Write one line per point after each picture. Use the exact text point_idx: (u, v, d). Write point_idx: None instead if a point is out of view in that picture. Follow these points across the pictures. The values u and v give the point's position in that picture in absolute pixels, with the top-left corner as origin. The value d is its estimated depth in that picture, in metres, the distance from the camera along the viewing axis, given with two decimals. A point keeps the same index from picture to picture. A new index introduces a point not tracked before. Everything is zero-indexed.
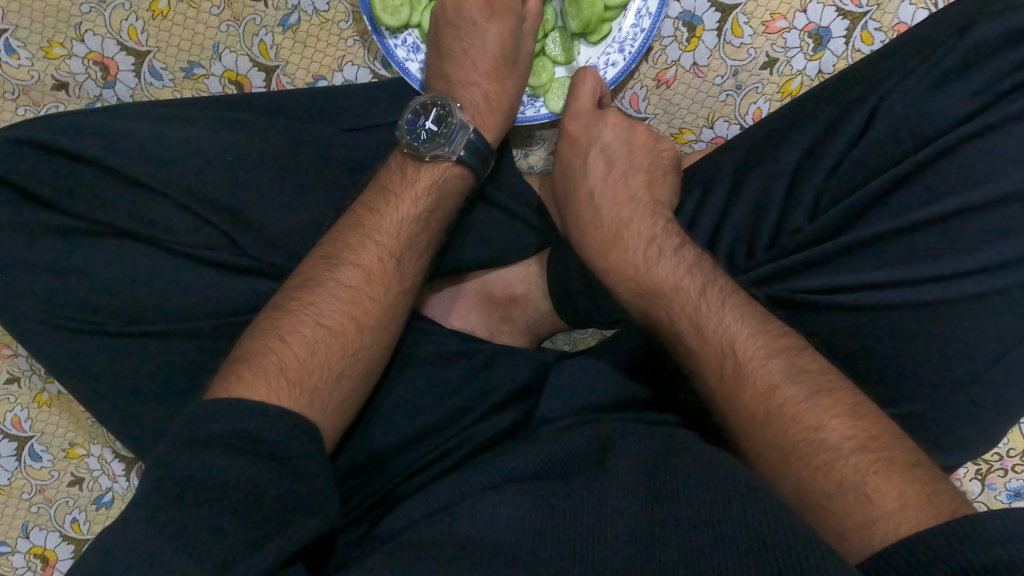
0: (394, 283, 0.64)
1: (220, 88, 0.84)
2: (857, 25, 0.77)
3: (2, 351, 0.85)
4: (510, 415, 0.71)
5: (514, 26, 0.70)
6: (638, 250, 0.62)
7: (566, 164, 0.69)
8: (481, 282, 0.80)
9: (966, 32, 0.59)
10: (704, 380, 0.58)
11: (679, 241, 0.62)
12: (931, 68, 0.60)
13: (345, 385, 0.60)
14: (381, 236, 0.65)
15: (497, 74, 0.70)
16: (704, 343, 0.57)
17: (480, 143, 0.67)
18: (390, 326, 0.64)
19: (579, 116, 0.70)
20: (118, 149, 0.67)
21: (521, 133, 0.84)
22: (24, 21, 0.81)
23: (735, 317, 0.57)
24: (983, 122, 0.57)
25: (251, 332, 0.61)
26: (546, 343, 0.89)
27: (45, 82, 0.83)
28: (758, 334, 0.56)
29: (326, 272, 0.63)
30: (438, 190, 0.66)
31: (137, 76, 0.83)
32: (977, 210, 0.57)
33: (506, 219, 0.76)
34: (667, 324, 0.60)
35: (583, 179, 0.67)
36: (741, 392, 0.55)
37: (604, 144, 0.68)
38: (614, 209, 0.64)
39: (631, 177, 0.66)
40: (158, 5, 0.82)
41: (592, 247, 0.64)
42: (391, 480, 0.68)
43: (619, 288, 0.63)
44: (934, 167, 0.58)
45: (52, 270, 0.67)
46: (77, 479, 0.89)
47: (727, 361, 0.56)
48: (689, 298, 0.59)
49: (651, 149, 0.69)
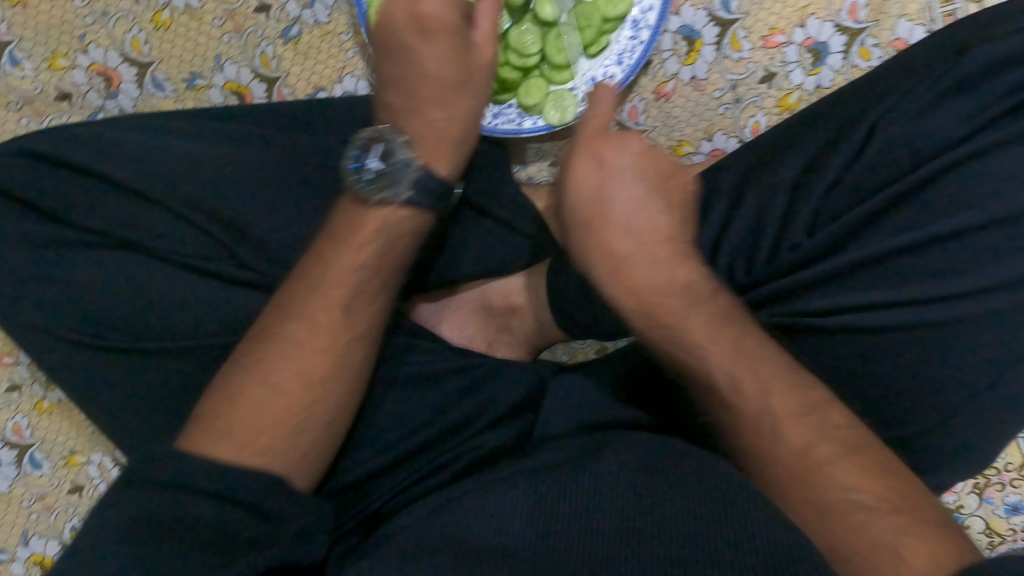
0: (344, 336, 0.60)
1: (222, 99, 0.85)
2: (855, 40, 0.77)
3: (4, 359, 0.85)
4: (508, 429, 0.71)
5: (455, 38, 0.62)
6: (676, 298, 0.56)
7: (591, 189, 0.58)
8: (480, 291, 0.80)
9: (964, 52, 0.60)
10: (736, 430, 0.56)
11: (711, 287, 0.58)
12: (927, 87, 0.60)
13: (301, 441, 0.58)
14: (325, 287, 0.60)
15: (443, 94, 0.62)
16: (741, 396, 0.56)
17: (432, 180, 0.61)
18: (344, 376, 0.61)
19: (604, 138, 0.59)
20: (123, 162, 0.69)
21: (521, 146, 0.84)
22: (29, 32, 0.82)
23: (770, 370, 0.56)
24: (980, 142, 0.58)
25: (216, 399, 0.58)
26: (545, 355, 0.89)
27: (49, 92, 0.83)
28: (790, 388, 0.56)
29: (278, 330, 0.60)
30: (385, 234, 0.61)
31: (139, 87, 0.84)
32: (971, 229, 0.57)
33: (505, 232, 0.76)
34: (703, 375, 0.57)
35: (612, 214, 0.57)
36: (780, 446, 0.55)
37: (637, 169, 0.58)
38: (646, 252, 0.57)
39: (665, 214, 0.58)
40: (160, 17, 0.82)
41: (620, 294, 0.58)
42: (380, 497, 0.68)
43: (648, 333, 0.58)
44: (932, 186, 0.59)
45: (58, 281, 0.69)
46: (77, 486, 0.89)
47: (765, 415, 0.55)
48: (727, 351, 0.56)
49: (677, 179, 0.61)
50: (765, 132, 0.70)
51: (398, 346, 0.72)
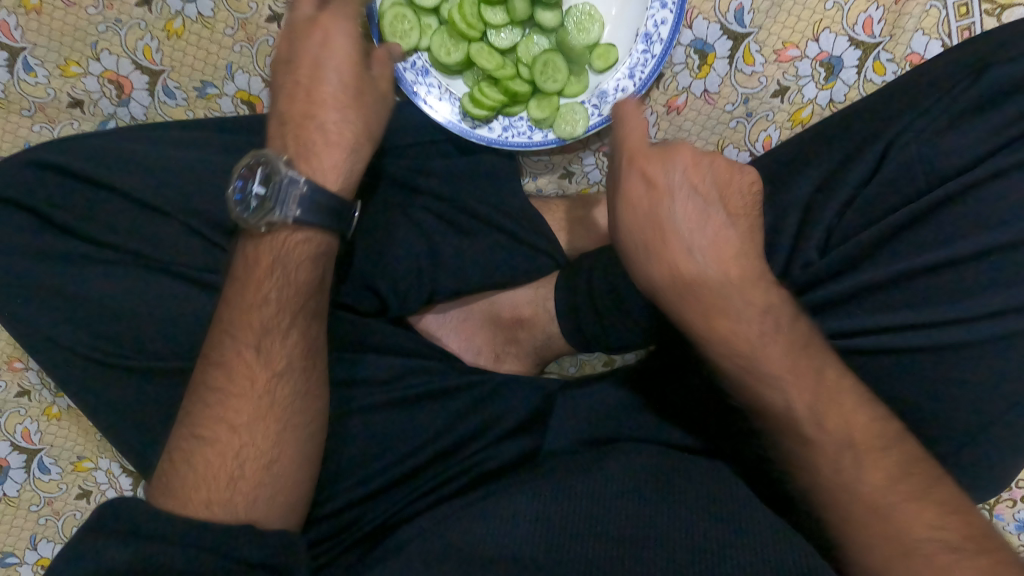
0: (262, 375, 0.61)
1: (233, 108, 0.85)
2: (870, 55, 0.77)
3: (14, 365, 0.86)
4: (515, 444, 0.70)
5: (350, 53, 0.64)
6: (755, 324, 0.52)
7: (642, 216, 0.52)
8: (487, 303, 0.79)
9: (982, 72, 0.59)
10: (815, 467, 0.53)
11: (786, 312, 0.54)
12: (946, 106, 0.60)
13: (242, 486, 0.57)
14: (236, 330, 0.62)
15: (338, 103, 0.63)
16: (823, 431, 0.53)
17: (321, 195, 0.61)
18: (273, 412, 0.60)
19: (649, 154, 0.53)
20: (143, 180, 0.72)
21: (531, 159, 0.84)
22: (42, 39, 0.82)
23: (851, 402, 0.54)
24: (997, 163, 0.57)
25: (169, 452, 0.59)
26: (552, 366, 0.88)
27: (61, 99, 0.84)
28: (870, 420, 0.53)
29: (201, 381, 0.62)
30: (282, 267, 0.62)
31: (151, 95, 0.84)
32: (986, 251, 0.56)
33: (513, 245, 0.76)
34: (783, 409, 0.53)
35: (675, 234, 0.51)
36: (861, 482, 0.51)
37: (689, 187, 0.52)
38: (719, 269, 0.51)
39: (730, 226, 0.52)
40: (173, 25, 0.82)
41: (695, 318, 0.52)
42: (385, 511, 0.69)
43: (724, 362, 0.53)
44: (947, 206, 0.58)
45: (76, 295, 0.71)
46: (84, 492, 0.89)
47: (846, 451, 0.52)
48: (808, 381, 0.53)
49: (738, 185, 0.54)
50: (778, 147, 0.69)
51: (404, 363, 0.73)
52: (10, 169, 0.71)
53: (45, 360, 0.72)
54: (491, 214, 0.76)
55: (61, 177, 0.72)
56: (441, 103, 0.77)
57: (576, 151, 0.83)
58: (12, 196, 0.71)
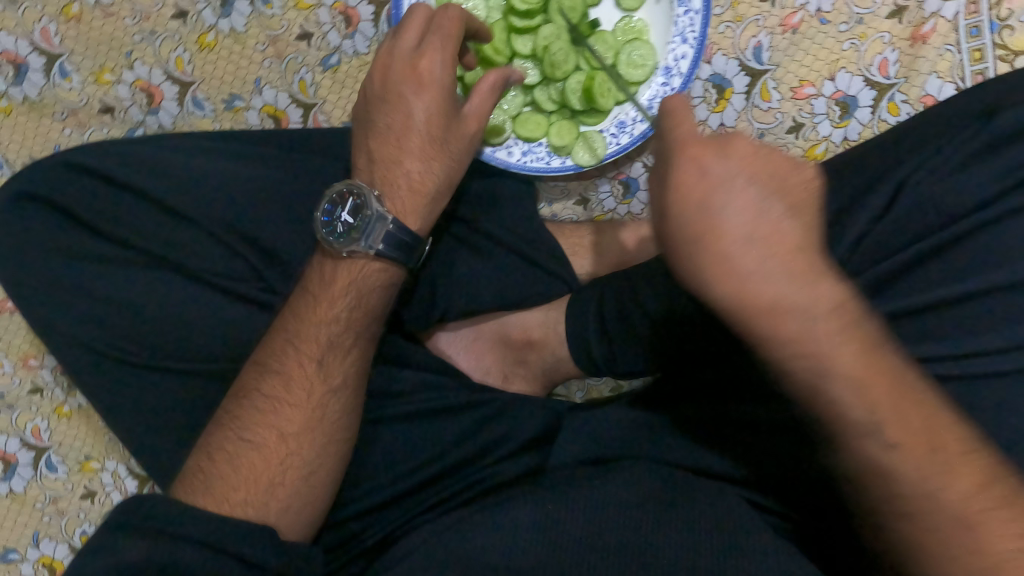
0: (319, 388, 0.62)
1: (259, 121, 0.86)
2: (884, 95, 0.80)
3: (30, 362, 0.89)
4: (519, 463, 0.71)
5: (444, 101, 0.64)
6: (826, 321, 0.46)
7: (692, 207, 0.46)
8: (499, 324, 0.80)
9: (991, 116, 0.61)
10: (894, 475, 0.47)
11: (858, 309, 0.48)
12: (956, 146, 0.61)
13: (279, 493, 0.59)
14: (301, 342, 0.63)
15: (425, 154, 0.64)
16: (908, 439, 0.47)
17: (403, 234, 0.63)
18: (322, 429, 0.62)
19: (702, 144, 0.47)
20: (172, 184, 0.74)
21: (547, 183, 0.85)
22: (79, 47, 0.85)
23: (925, 407, 0.48)
24: (1003, 206, 0.59)
25: (212, 451, 0.60)
26: (559, 391, 0.88)
27: (93, 105, 0.86)
28: (950, 425, 0.48)
29: (256, 387, 0.63)
30: (357, 290, 0.64)
31: (179, 105, 0.86)
32: (989, 291, 0.58)
33: (526, 267, 0.77)
34: (864, 420, 0.47)
35: (726, 224, 0.46)
36: (948, 496, 0.46)
37: (746, 176, 0.46)
38: (784, 261, 0.46)
39: (790, 216, 0.46)
40: (206, 39, 0.85)
41: (758, 322, 0.46)
42: (385, 526, 0.69)
43: (787, 364, 0.47)
44: (955, 247, 0.60)
45: (97, 293, 0.73)
46: (89, 493, 0.90)
47: (931, 460, 0.47)
48: (890, 388, 0.47)
49: (797, 177, 0.49)
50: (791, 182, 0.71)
51: (416, 378, 0.74)
52: (43, 169, 0.73)
53: (62, 356, 0.73)
54: (506, 235, 0.77)
55: (91, 177, 0.74)
56: None
57: (593, 177, 0.85)
58: (41, 195, 0.73)
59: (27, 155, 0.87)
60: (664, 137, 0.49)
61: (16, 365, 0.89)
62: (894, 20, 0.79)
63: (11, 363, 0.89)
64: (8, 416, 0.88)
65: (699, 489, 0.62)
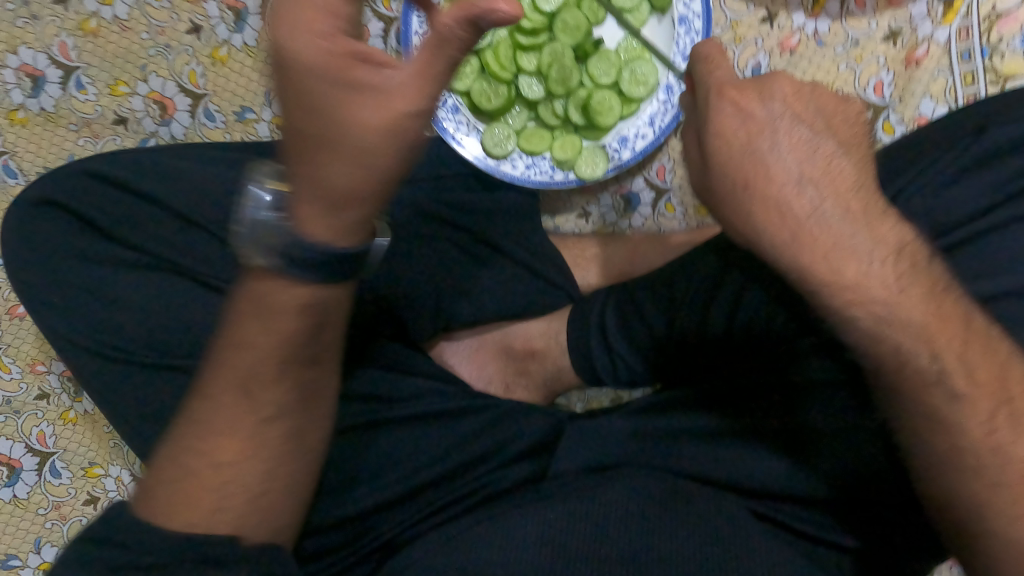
0: (251, 413, 0.58)
1: (269, 133, 0.89)
2: (879, 116, 0.82)
3: (37, 368, 0.90)
4: (520, 470, 0.72)
5: (330, 100, 0.46)
6: (884, 264, 0.49)
7: (740, 152, 0.50)
8: (502, 333, 0.81)
9: (982, 132, 0.62)
10: (958, 429, 0.50)
11: (921, 251, 0.51)
12: (952, 159, 0.62)
13: (223, 518, 0.57)
14: (227, 365, 0.57)
15: (317, 155, 0.47)
16: (974, 386, 0.50)
17: (298, 250, 0.50)
18: (262, 454, 0.59)
19: (747, 89, 0.51)
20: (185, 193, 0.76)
21: (551, 197, 0.87)
22: (95, 60, 0.87)
23: (988, 350, 0.51)
24: (998, 217, 0.60)
25: (158, 471, 0.59)
26: (560, 400, 0.89)
27: (107, 116, 0.88)
28: (1015, 369, 0.51)
29: (191, 409, 0.59)
30: (274, 312, 0.55)
31: (191, 116, 0.88)
32: (984, 300, 0.58)
33: (530, 278, 0.79)
34: (926, 362, 0.50)
35: (776, 168, 0.49)
36: (1012, 446, 0.49)
37: (790, 121, 0.50)
38: (838, 204, 0.49)
39: (841, 156, 0.50)
40: (219, 53, 0.87)
41: (818, 266, 0.49)
42: (393, 526, 0.70)
43: (849, 311, 0.50)
44: (954, 254, 0.60)
45: (109, 299, 0.74)
46: (92, 498, 0.91)
47: (999, 409, 0.50)
48: (955, 332, 0.50)
49: (845, 116, 0.52)
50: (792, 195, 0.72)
51: (420, 385, 0.75)
52: (60, 178, 0.75)
53: (71, 361, 0.74)
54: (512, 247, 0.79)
55: (106, 187, 0.76)
56: (469, 139, 0.80)
57: (594, 191, 0.87)
58: (57, 203, 0.75)
59: (41, 164, 0.88)
60: (703, 87, 0.53)
61: (23, 371, 0.89)
62: (889, 43, 0.81)
63: (19, 369, 0.89)
64: (14, 423, 0.89)
65: (700, 500, 0.62)
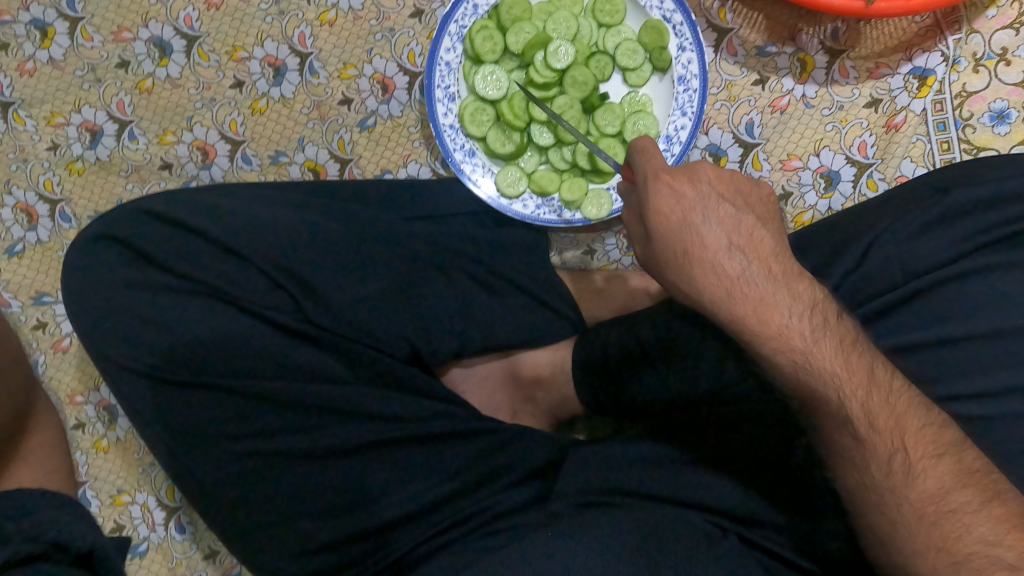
0: None
1: (300, 175, 0.96)
2: (863, 173, 0.90)
3: (76, 398, 0.94)
4: (524, 492, 0.75)
5: None
6: (801, 321, 0.59)
7: (676, 225, 0.60)
8: (509, 363, 0.88)
9: (949, 191, 0.74)
10: (866, 468, 0.59)
11: (831, 309, 0.61)
12: (924, 212, 0.74)
13: None
14: None
15: None
16: (875, 430, 0.59)
17: None
18: None
19: (678, 174, 0.61)
20: (220, 220, 0.78)
21: (558, 234, 0.93)
22: (148, 113, 0.95)
23: (899, 401, 0.60)
24: (960, 268, 0.71)
25: None
26: (564, 428, 0.93)
27: (155, 162, 0.96)
28: (922, 422, 0.60)
29: None
30: None
31: (230, 161, 0.96)
32: (944, 341, 0.70)
33: (544, 315, 0.85)
34: (835, 406, 0.59)
35: (708, 240, 0.59)
36: (908, 488, 0.58)
37: (717, 199, 0.61)
38: (760, 267, 0.60)
39: (761, 228, 0.61)
40: (258, 104, 0.95)
41: (750, 321, 0.59)
42: (405, 544, 0.74)
43: (776, 360, 0.60)
44: (923, 296, 0.72)
45: (143, 318, 0.76)
46: (117, 526, 0.93)
47: (897, 454, 0.58)
48: (860, 380, 0.59)
49: (758, 196, 0.64)
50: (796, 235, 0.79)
51: (426, 407, 0.78)
52: (120, 214, 0.79)
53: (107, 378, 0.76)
54: (525, 283, 0.85)
55: (149, 217, 0.79)
56: (484, 180, 0.88)
57: (600, 231, 0.93)
58: (104, 232, 0.79)
59: (92, 209, 0.96)
60: (641, 170, 0.62)
61: (62, 402, 0.94)
62: (870, 109, 0.90)
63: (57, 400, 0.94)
64: None
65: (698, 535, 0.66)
